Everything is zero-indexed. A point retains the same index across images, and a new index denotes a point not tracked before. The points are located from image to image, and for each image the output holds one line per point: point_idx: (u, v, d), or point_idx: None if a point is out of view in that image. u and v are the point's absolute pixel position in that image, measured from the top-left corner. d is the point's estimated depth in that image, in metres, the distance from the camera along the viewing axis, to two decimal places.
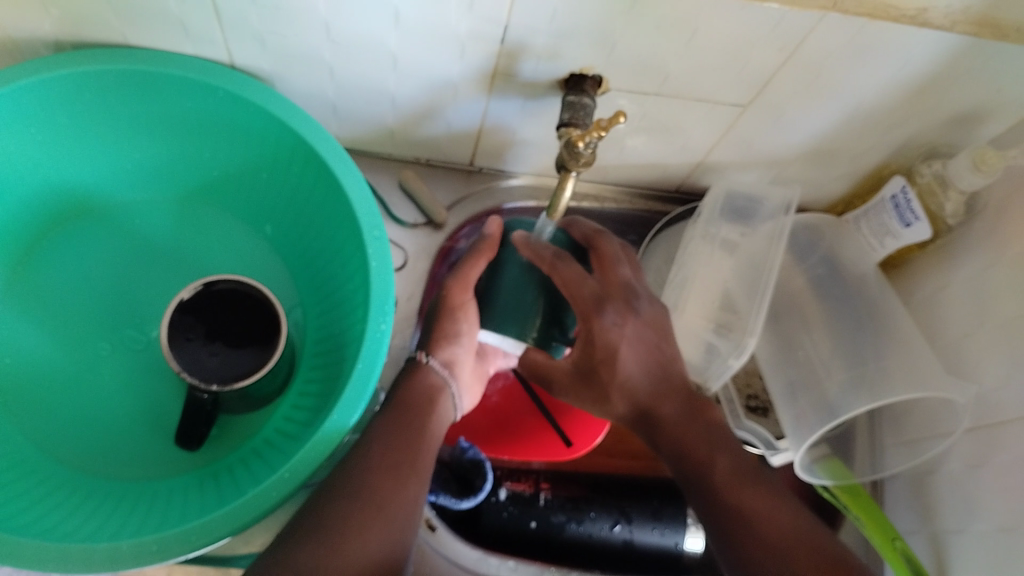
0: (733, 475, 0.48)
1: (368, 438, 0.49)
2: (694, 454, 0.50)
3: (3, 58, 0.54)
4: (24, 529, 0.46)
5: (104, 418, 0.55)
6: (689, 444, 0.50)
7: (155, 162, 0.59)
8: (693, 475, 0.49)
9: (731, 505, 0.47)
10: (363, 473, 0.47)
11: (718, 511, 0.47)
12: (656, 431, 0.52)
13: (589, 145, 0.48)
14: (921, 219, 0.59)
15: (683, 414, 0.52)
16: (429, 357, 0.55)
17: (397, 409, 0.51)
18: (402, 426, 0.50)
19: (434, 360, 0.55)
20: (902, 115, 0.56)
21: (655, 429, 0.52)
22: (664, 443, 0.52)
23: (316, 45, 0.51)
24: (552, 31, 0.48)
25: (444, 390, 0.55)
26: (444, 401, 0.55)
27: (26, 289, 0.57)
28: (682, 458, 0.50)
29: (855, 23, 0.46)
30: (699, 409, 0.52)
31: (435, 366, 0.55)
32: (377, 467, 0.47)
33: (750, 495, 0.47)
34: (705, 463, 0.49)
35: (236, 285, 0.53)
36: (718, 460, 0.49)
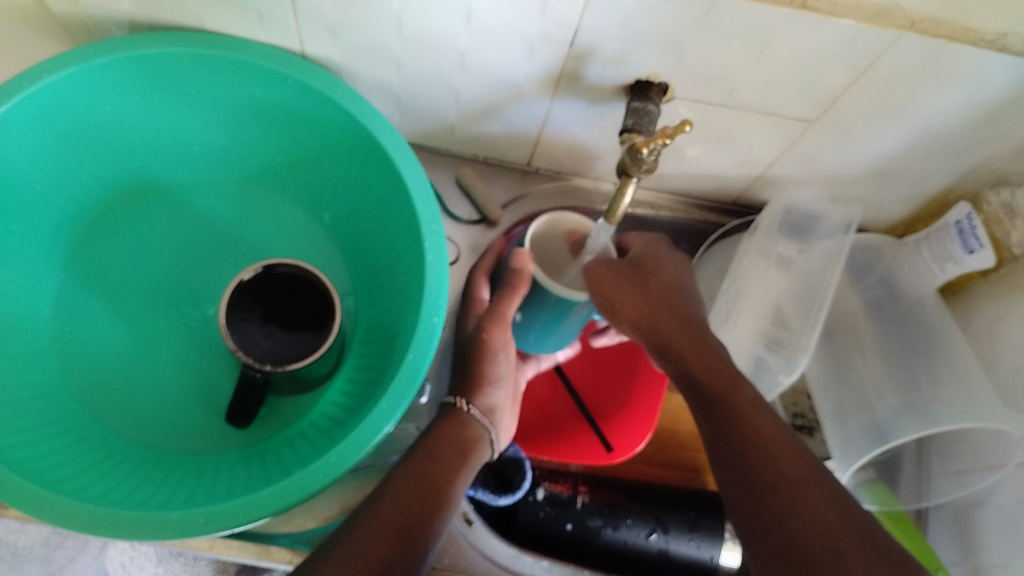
0: (774, 439, 0.45)
1: (393, 479, 0.49)
2: (739, 415, 0.47)
3: (82, 36, 0.55)
4: (79, 493, 0.47)
5: (158, 391, 0.57)
6: (733, 404, 0.48)
7: (223, 145, 0.60)
8: (731, 431, 0.47)
9: (767, 466, 0.44)
10: (381, 506, 0.47)
11: (753, 469, 0.44)
12: (704, 392, 0.49)
13: (653, 151, 0.48)
14: (984, 247, 0.58)
15: (726, 377, 0.49)
16: (469, 406, 0.57)
17: (427, 452, 0.52)
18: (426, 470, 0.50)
19: (473, 409, 0.57)
20: (972, 140, 0.55)
21: (702, 394, 0.49)
22: (705, 407, 0.49)
23: (387, 39, 0.52)
24: (622, 37, 0.48)
25: (482, 440, 0.56)
26: (478, 453, 0.55)
27: (93, 262, 0.59)
28: (723, 418, 0.48)
29: (931, 44, 0.45)
30: (749, 386, 0.49)
31: (477, 416, 0.56)
32: (401, 499, 0.48)
33: (789, 459, 0.44)
34: (747, 425, 0.46)
35: (295, 270, 0.54)
36: (760, 426, 0.46)
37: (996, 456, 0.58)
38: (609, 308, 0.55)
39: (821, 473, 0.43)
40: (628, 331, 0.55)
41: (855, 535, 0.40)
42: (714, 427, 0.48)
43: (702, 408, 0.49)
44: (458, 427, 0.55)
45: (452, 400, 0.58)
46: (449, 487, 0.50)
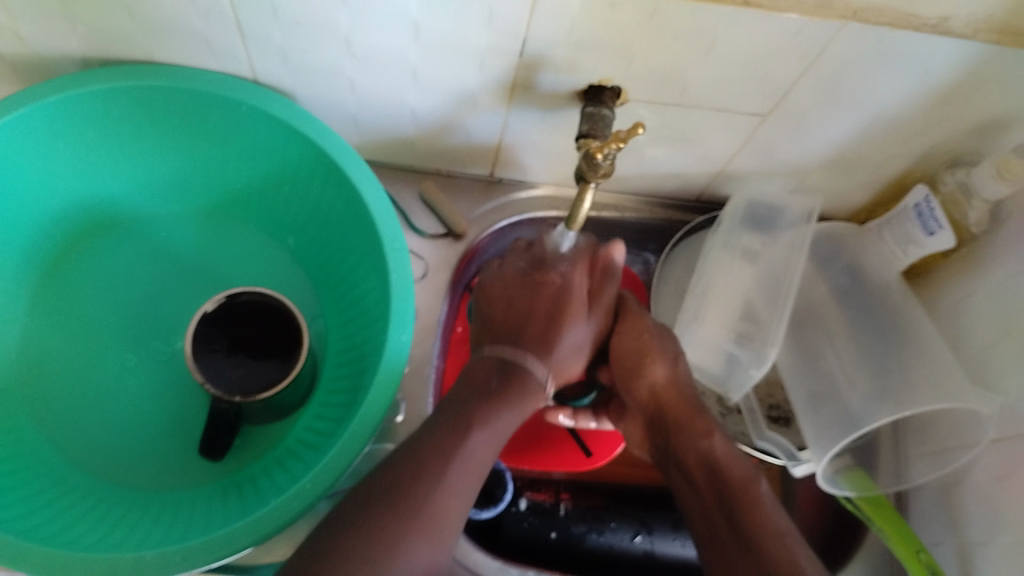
0: (761, 515, 0.47)
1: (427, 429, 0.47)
2: (748, 499, 0.48)
3: (30, 76, 0.55)
4: (52, 538, 0.46)
5: (129, 428, 0.56)
6: (745, 490, 0.49)
7: (181, 176, 0.59)
8: (739, 515, 0.47)
9: (766, 547, 0.45)
10: (423, 458, 0.44)
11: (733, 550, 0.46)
12: (718, 473, 0.51)
13: (608, 156, 0.48)
14: (944, 228, 0.58)
15: (742, 472, 0.50)
16: (536, 368, 0.52)
17: (477, 405, 0.48)
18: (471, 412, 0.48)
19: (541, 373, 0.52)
20: (924, 123, 0.55)
21: (716, 473, 0.51)
22: (716, 483, 0.50)
23: (338, 60, 0.51)
24: (572, 43, 0.48)
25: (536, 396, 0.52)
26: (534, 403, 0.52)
27: (55, 301, 0.58)
28: (730, 499, 0.49)
29: (876, 31, 0.46)
30: (763, 484, 0.50)
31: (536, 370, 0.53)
32: (442, 450, 0.45)
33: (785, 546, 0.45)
34: (755, 509, 0.47)
35: (258, 298, 0.53)
36: (767, 513, 0.47)
37: (969, 434, 0.58)
38: (632, 375, 0.57)
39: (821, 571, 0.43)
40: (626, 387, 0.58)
41: None
42: (720, 505, 0.49)
43: (711, 484, 0.50)
44: (520, 389, 0.51)
45: (513, 351, 0.53)
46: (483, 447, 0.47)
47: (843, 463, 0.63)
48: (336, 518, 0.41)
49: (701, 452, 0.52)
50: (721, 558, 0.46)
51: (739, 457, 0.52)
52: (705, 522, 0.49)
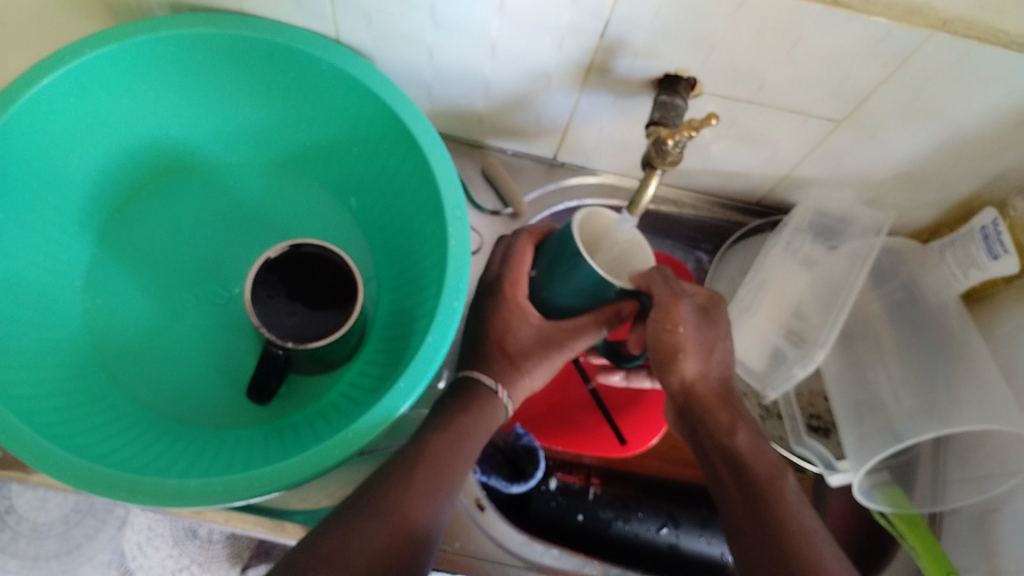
0: (774, 486, 0.50)
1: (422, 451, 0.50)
2: (783, 505, 0.49)
3: (123, 16, 0.57)
4: (103, 459, 0.48)
5: (180, 366, 0.58)
6: (777, 493, 0.49)
7: (254, 127, 0.61)
8: (760, 503, 0.49)
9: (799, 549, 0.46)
10: (400, 483, 0.47)
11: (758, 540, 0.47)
12: (749, 475, 0.51)
13: (677, 144, 0.48)
14: (1009, 253, 0.57)
15: (766, 471, 0.51)
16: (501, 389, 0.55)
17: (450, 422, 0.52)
18: (463, 453, 0.51)
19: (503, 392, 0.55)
20: (999, 144, 0.55)
21: (750, 479, 0.50)
22: (747, 487, 0.50)
23: (420, 26, 0.52)
24: (652, 29, 0.48)
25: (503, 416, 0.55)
26: (488, 417, 0.53)
27: (124, 235, 0.60)
28: (765, 508, 0.49)
29: (962, 44, 0.45)
30: (789, 482, 0.51)
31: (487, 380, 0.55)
32: (425, 467, 0.48)
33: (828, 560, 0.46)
34: (783, 510, 0.48)
35: (320, 250, 0.55)
36: (805, 522, 0.48)
37: (1011, 462, 0.58)
38: (666, 363, 0.54)
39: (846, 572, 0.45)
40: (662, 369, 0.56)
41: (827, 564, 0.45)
42: (750, 501, 0.49)
43: (745, 487, 0.50)
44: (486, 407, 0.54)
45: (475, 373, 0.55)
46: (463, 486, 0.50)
47: (879, 478, 0.63)
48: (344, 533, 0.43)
49: (730, 449, 0.52)
50: (744, 542, 0.48)
51: (764, 451, 0.53)
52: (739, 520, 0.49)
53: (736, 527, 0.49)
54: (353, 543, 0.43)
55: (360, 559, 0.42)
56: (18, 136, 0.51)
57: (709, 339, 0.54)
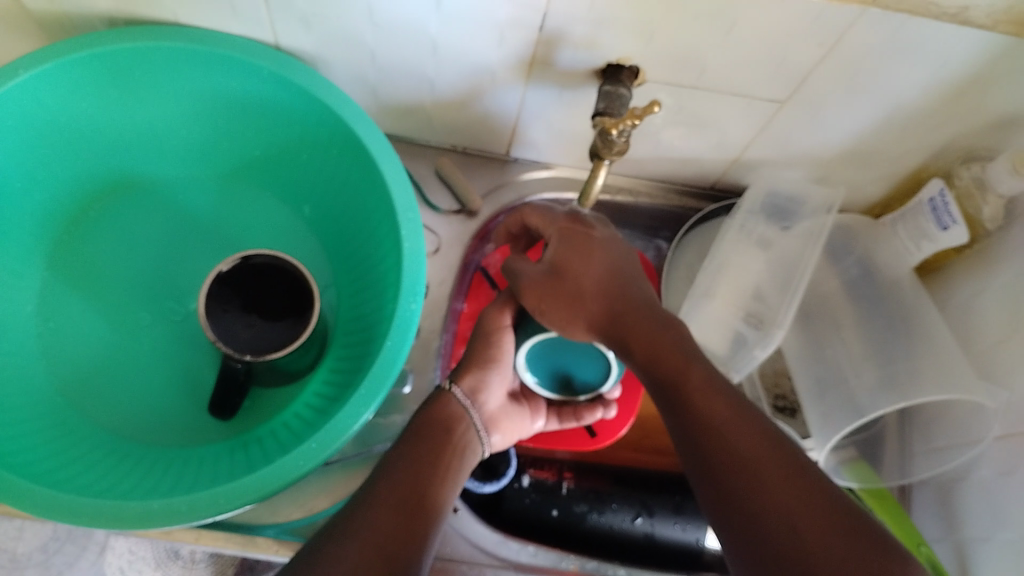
0: (706, 393, 0.44)
1: (391, 462, 0.50)
2: (688, 383, 0.45)
3: (59, 35, 0.56)
4: (63, 485, 0.47)
5: (137, 385, 0.57)
6: (676, 367, 0.46)
7: (201, 140, 0.60)
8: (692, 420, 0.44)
9: (717, 437, 0.42)
10: (377, 488, 0.47)
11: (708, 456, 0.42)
12: (641, 353, 0.47)
13: (622, 133, 0.48)
14: (958, 224, 0.58)
15: (652, 328, 0.48)
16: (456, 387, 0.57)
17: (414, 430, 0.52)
18: (432, 455, 0.51)
19: (459, 389, 0.56)
20: (941, 116, 0.55)
21: (647, 355, 0.47)
22: (653, 375, 0.46)
23: (359, 28, 0.52)
24: (591, 20, 0.48)
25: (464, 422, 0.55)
26: (462, 429, 0.55)
27: (74, 257, 0.59)
28: (675, 398, 0.45)
29: (895, 18, 0.46)
30: (678, 335, 0.47)
31: (457, 394, 0.56)
32: (411, 455, 0.50)
33: (755, 441, 0.42)
34: (687, 387, 0.45)
35: (274, 260, 0.54)
36: (710, 395, 0.44)
37: (972, 429, 0.58)
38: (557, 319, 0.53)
39: (765, 442, 0.42)
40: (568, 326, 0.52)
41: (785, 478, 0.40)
42: (681, 419, 0.44)
43: (647, 373, 0.47)
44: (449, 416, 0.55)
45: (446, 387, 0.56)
46: (444, 492, 0.49)
47: (847, 454, 0.64)
48: (334, 541, 0.42)
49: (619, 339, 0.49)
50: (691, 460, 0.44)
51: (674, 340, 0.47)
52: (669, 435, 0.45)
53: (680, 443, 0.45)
54: (345, 549, 0.41)
55: (350, 561, 0.41)
56: None
57: (574, 282, 0.51)
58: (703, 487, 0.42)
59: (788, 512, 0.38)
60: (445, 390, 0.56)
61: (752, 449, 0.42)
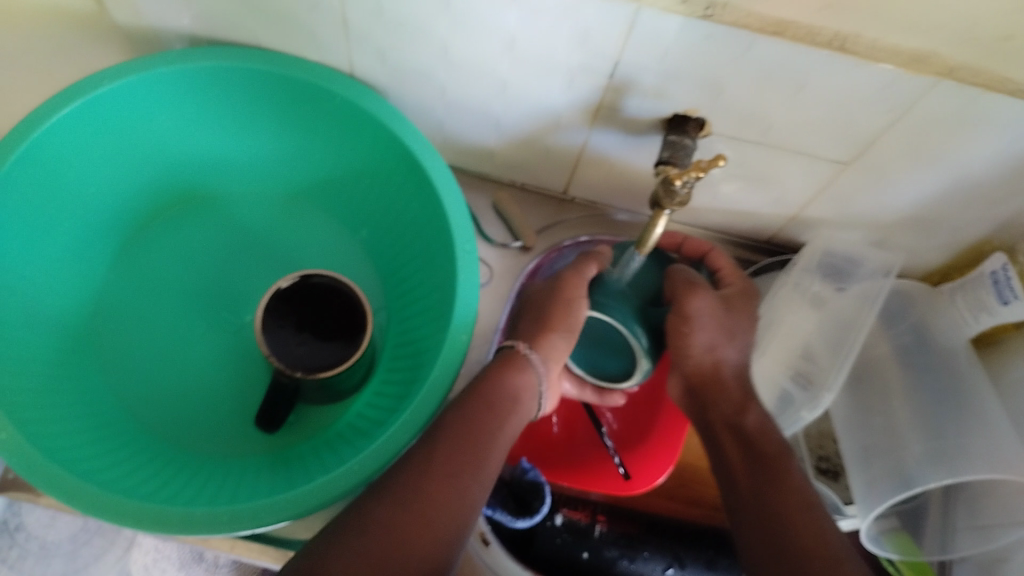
0: (789, 480, 0.50)
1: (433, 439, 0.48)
2: (789, 488, 0.50)
3: (146, 48, 0.58)
4: (111, 484, 0.49)
5: (186, 393, 0.58)
6: (782, 474, 0.51)
7: (271, 158, 0.62)
8: (770, 492, 0.50)
9: (802, 524, 0.47)
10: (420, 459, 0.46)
11: (770, 522, 0.48)
12: (757, 454, 0.52)
13: (687, 183, 0.48)
14: (1018, 299, 0.57)
15: (771, 446, 0.53)
16: (529, 350, 0.56)
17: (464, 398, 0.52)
18: (477, 421, 0.50)
19: (533, 354, 0.55)
20: (1009, 190, 0.55)
21: (759, 458, 0.52)
22: (758, 470, 0.51)
23: (433, 63, 0.53)
24: (660, 71, 0.49)
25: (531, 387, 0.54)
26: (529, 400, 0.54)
27: (138, 263, 0.61)
28: (770, 492, 0.50)
29: (968, 92, 0.45)
30: (795, 461, 0.52)
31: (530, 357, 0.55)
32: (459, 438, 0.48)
33: (826, 536, 0.47)
34: (787, 490, 0.50)
35: (332, 281, 0.55)
36: (808, 500, 0.49)
37: (1020, 510, 0.57)
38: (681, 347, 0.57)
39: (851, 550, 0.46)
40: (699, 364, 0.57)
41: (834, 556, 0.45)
42: (756, 489, 0.50)
43: (751, 468, 0.52)
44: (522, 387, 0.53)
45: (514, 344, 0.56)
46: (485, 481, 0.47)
47: (886, 523, 0.64)
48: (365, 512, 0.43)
49: (739, 428, 0.54)
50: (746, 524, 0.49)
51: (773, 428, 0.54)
52: (749, 518, 0.49)
53: (738, 509, 0.50)
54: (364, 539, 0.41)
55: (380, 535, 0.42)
56: (38, 163, 0.52)
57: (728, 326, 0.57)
58: (767, 555, 0.47)
59: None
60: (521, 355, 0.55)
61: (821, 535, 0.47)
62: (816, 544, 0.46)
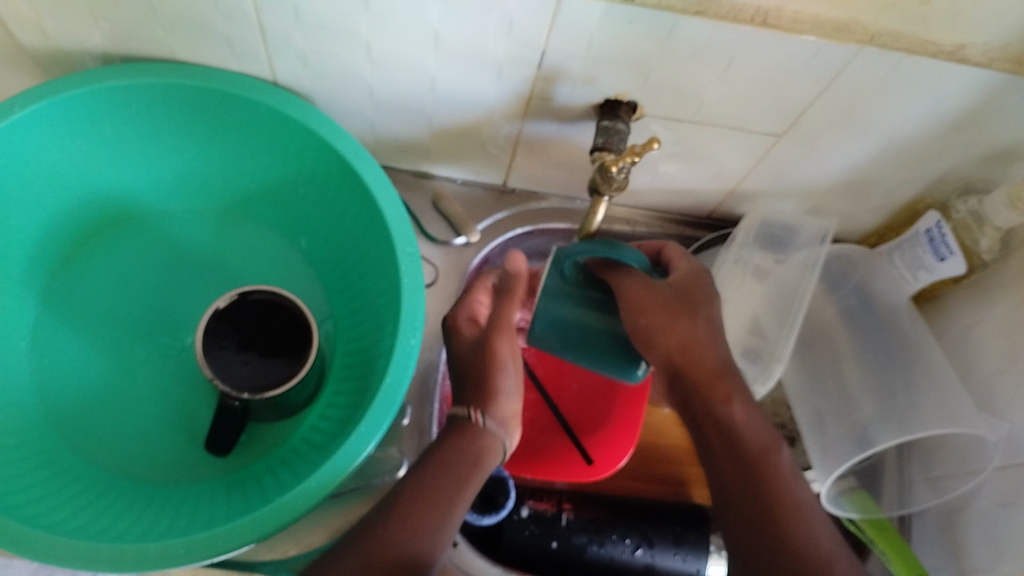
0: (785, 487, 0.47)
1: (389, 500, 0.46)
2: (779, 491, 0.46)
3: (54, 70, 0.56)
4: (59, 527, 0.47)
5: (129, 423, 0.56)
6: (770, 477, 0.47)
7: (199, 173, 0.60)
8: (763, 499, 0.46)
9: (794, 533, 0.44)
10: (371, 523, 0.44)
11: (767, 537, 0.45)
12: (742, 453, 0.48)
13: (622, 170, 0.49)
14: (955, 254, 0.58)
15: (756, 445, 0.48)
16: (483, 417, 0.50)
17: (416, 483, 0.46)
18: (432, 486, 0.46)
19: (488, 422, 0.51)
20: (937, 149, 0.56)
21: (746, 460, 0.48)
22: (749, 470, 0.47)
23: (358, 65, 0.52)
24: (589, 56, 0.48)
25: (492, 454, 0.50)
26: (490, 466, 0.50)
27: (67, 293, 0.59)
28: (754, 487, 0.47)
29: (892, 57, 0.46)
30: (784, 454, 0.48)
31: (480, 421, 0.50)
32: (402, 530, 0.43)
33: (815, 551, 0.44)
34: (780, 494, 0.46)
35: (271, 296, 0.54)
36: (801, 502, 0.46)
37: (974, 460, 0.58)
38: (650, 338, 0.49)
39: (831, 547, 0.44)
40: (669, 330, 0.49)
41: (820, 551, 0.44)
42: (745, 489, 0.47)
43: (743, 477, 0.47)
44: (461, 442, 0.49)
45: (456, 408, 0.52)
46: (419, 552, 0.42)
47: (846, 484, 0.64)
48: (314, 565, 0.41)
49: (722, 421, 0.49)
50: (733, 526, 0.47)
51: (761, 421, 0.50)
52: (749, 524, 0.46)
53: (728, 513, 0.47)
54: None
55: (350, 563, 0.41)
56: None
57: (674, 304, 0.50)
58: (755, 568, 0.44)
59: None
60: (474, 423, 0.50)
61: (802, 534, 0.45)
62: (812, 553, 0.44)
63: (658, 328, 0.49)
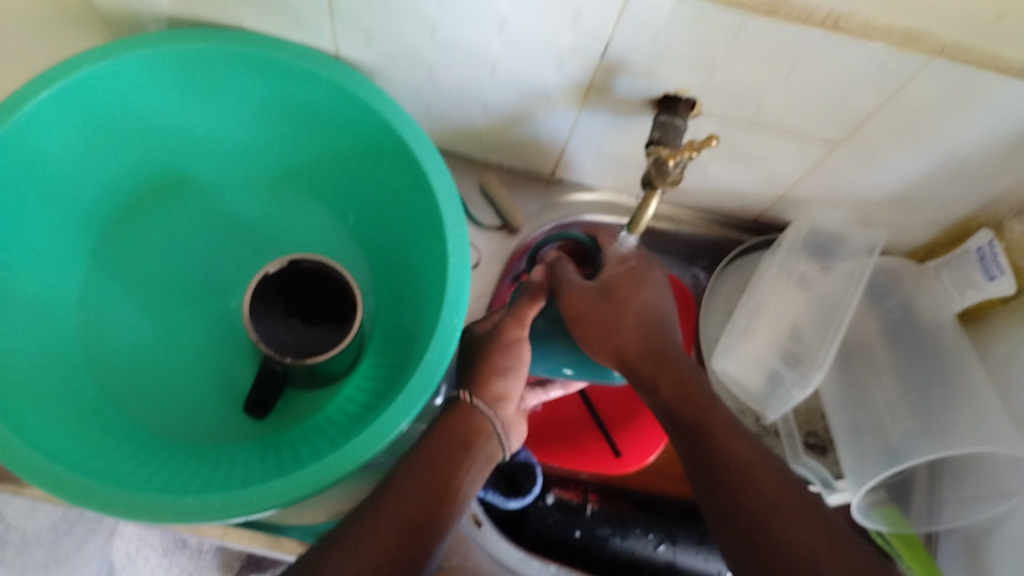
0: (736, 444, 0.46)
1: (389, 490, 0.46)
2: (729, 447, 0.46)
3: (123, 30, 0.57)
4: (100, 475, 0.48)
5: (172, 381, 0.58)
6: (719, 440, 0.47)
7: (254, 140, 0.61)
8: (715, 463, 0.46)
9: (746, 480, 0.44)
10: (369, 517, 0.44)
11: (728, 494, 0.44)
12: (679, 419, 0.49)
13: (679, 164, 0.48)
14: (1005, 274, 0.58)
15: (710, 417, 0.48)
16: (473, 397, 0.54)
17: (401, 477, 0.47)
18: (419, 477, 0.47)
19: (478, 399, 0.54)
20: (996, 168, 0.55)
21: (689, 430, 0.48)
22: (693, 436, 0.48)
23: (420, 44, 0.52)
24: (652, 50, 0.48)
25: (487, 430, 0.53)
26: (485, 445, 0.53)
27: (120, 250, 0.60)
28: (711, 459, 0.46)
29: (960, 69, 0.45)
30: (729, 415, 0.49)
31: (481, 406, 0.53)
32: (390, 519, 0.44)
33: (782, 507, 0.42)
34: (728, 451, 0.46)
35: (320, 266, 0.54)
36: (747, 456, 0.46)
37: (1007, 483, 0.58)
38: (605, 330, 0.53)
39: (793, 492, 0.43)
40: (608, 342, 0.53)
41: (778, 508, 0.42)
42: (698, 459, 0.47)
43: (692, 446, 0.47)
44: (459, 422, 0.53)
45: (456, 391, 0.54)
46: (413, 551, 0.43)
47: (877, 496, 0.63)
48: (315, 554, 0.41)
49: (666, 399, 0.50)
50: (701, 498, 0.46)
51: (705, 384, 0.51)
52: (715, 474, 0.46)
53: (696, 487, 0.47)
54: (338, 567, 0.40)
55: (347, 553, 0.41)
56: (17, 149, 0.51)
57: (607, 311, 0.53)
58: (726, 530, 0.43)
59: (814, 549, 0.40)
60: (467, 402, 0.53)
61: (765, 486, 0.44)
62: (774, 500, 0.43)
63: (594, 326, 0.53)
